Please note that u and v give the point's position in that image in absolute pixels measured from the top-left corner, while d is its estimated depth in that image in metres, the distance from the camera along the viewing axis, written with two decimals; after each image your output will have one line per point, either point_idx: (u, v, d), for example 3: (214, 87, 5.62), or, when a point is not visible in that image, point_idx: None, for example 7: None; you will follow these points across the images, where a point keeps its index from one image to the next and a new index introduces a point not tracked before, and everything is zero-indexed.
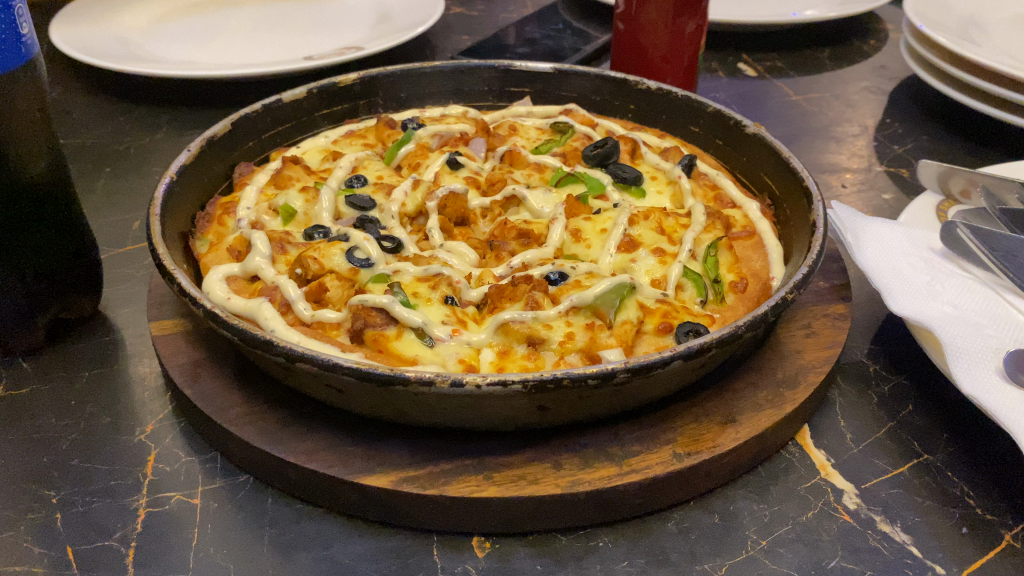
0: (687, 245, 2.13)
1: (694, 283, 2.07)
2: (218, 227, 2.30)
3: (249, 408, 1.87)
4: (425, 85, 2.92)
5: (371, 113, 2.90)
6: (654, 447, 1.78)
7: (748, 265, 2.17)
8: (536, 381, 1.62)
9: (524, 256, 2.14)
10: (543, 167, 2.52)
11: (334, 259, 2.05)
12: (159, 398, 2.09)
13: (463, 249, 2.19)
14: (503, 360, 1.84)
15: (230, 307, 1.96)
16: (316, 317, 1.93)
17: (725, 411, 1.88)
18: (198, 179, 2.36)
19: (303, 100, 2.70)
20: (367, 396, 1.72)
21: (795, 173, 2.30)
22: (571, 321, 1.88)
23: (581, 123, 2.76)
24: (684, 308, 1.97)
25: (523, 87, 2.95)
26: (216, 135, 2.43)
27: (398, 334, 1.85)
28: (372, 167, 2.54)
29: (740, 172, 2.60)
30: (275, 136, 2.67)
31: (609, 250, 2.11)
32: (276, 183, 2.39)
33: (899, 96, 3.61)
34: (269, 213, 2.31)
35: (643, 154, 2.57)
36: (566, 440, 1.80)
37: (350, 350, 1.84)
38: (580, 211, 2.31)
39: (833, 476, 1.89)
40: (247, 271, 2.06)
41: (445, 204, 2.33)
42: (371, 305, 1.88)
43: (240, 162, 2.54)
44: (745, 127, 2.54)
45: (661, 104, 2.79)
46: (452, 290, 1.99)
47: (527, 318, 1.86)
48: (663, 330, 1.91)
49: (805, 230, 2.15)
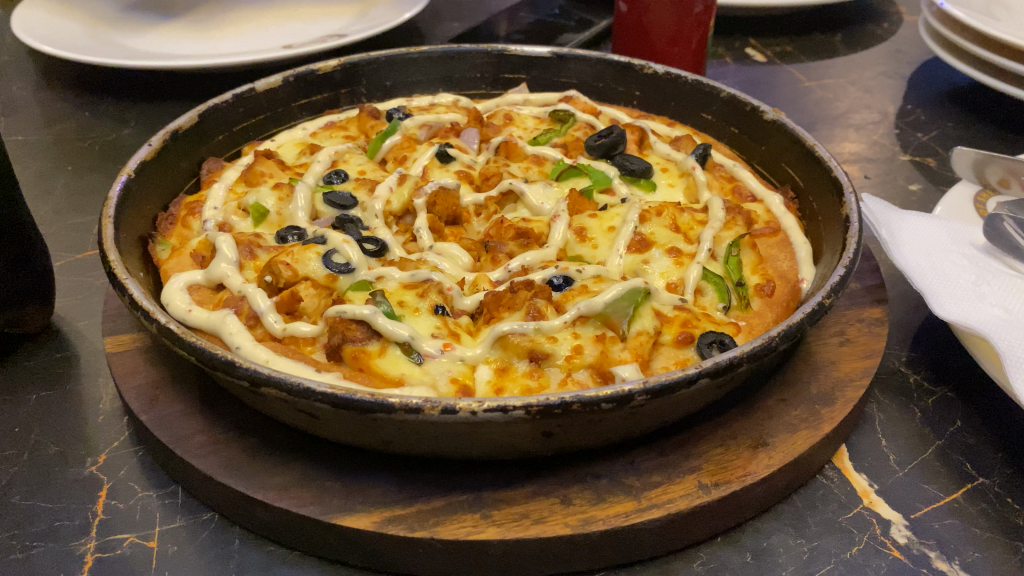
0: (705, 244, 1.90)
1: (716, 288, 1.83)
2: (181, 230, 2.06)
3: (214, 435, 1.64)
4: (412, 72, 2.69)
5: (354, 104, 2.67)
6: (676, 478, 1.55)
7: (774, 264, 1.94)
8: (541, 406, 1.39)
9: (523, 258, 1.90)
10: (542, 159, 2.29)
11: (308, 265, 1.82)
12: (117, 422, 1.85)
13: (456, 251, 1.96)
14: (501, 379, 1.61)
15: (191, 321, 1.72)
16: (289, 331, 1.70)
17: (756, 433, 1.65)
18: (161, 178, 2.13)
19: (278, 90, 2.47)
20: (345, 424, 1.49)
21: (823, 163, 2.08)
22: (578, 333, 1.65)
23: (583, 111, 2.51)
24: (706, 316, 1.75)
25: (519, 73, 2.72)
26: (181, 127, 2.19)
27: (381, 350, 1.62)
28: (354, 161, 2.30)
29: (758, 163, 2.37)
30: (247, 129, 2.43)
31: (618, 251, 1.89)
32: (247, 179, 2.15)
33: (919, 81, 3.38)
34: (238, 213, 2.07)
35: (653, 144, 2.33)
36: (576, 470, 1.57)
37: (327, 370, 1.61)
38: (585, 207, 2.09)
39: (878, 505, 1.66)
40: (211, 279, 1.83)
41: (434, 201, 2.10)
42: (350, 318, 1.64)
43: (209, 157, 2.31)
44: (763, 113, 2.32)
45: (669, 89, 2.56)
46: (443, 299, 1.77)
47: (529, 330, 1.63)
48: (683, 341, 1.68)
49: (837, 225, 1.93)
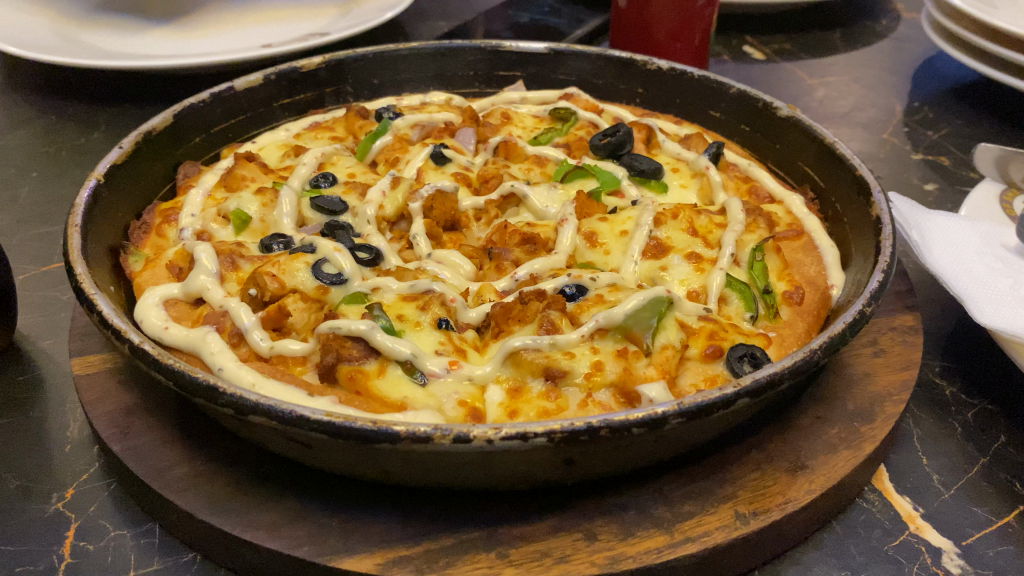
0: (728, 248, 1.76)
1: (742, 296, 1.69)
2: (156, 240, 1.89)
3: (195, 467, 1.47)
4: (402, 70, 2.54)
5: (339, 103, 2.51)
6: (710, 508, 1.41)
7: (801, 270, 1.80)
8: (566, 432, 1.24)
9: (532, 266, 1.75)
10: (544, 160, 2.15)
11: (296, 276, 1.66)
12: (86, 452, 1.67)
13: (456, 259, 1.81)
14: (514, 401, 1.46)
15: (168, 340, 1.56)
16: (276, 349, 1.54)
17: (792, 456, 1.51)
18: (133, 183, 1.96)
19: (259, 89, 2.31)
20: (343, 454, 1.33)
21: (846, 162, 1.96)
22: (597, 347, 1.50)
23: (584, 108, 2.36)
24: (733, 327, 1.61)
25: (514, 71, 2.58)
26: (155, 128, 2.03)
27: (380, 370, 1.47)
28: (343, 163, 2.14)
29: (772, 163, 2.24)
30: (226, 130, 2.27)
31: (632, 256, 1.76)
32: (227, 184, 1.99)
33: (924, 78, 3.26)
34: (218, 219, 1.90)
35: (662, 143, 2.19)
36: (599, 501, 1.42)
37: (320, 393, 1.45)
38: (594, 211, 1.95)
39: (925, 531, 1.52)
40: (189, 293, 1.66)
41: (431, 205, 1.94)
42: (344, 334, 1.49)
43: (185, 161, 2.14)
44: (777, 110, 2.20)
45: (674, 86, 2.43)
46: (447, 311, 1.61)
47: (543, 345, 1.48)
48: (711, 356, 1.54)
49: (866, 227, 1.80)
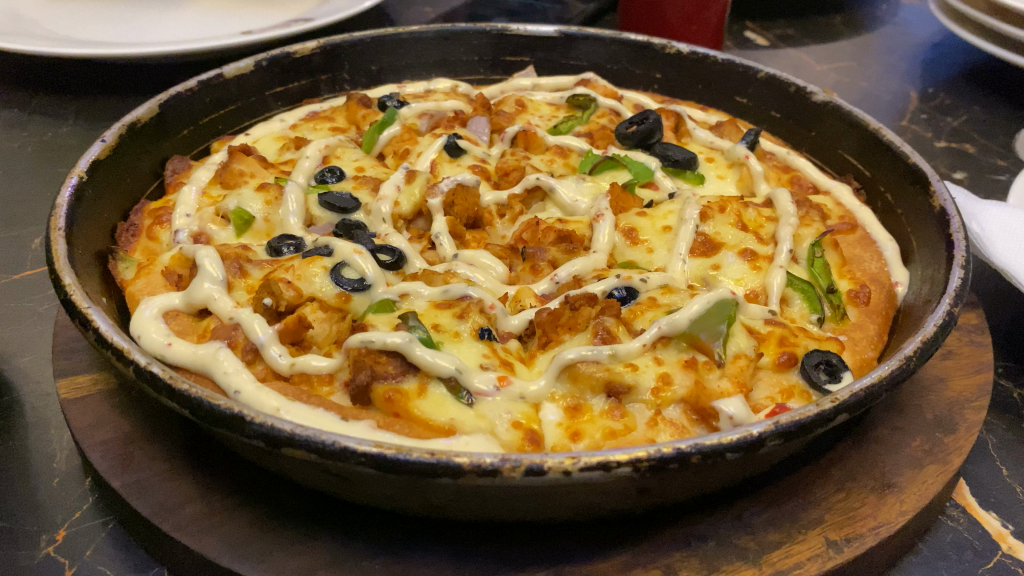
0: (785, 244, 1.61)
1: (805, 296, 1.54)
2: (147, 243, 1.70)
3: (210, 503, 1.28)
4: (402, 55, 2.36)
5: (335, 91, 2.32)
6: (797, 536, 1.26)
7: (861, 266, 1.66)
8: (653, 460, 1.08)
9: (572, 266, 1.59)
10: (567, 150, 1.98)
11: (313, 281, 1.49)
12: (77, 486, 1.47)
13: (487, 260, 1.64)
14: (574, 420, 1.29)
15: (172, 358, 1.37)
16: (298, 367, 1.36)
17: (876, 473, 1.37)
18: (118, 180, 1.76)
19: (249, 76, 2.12)
20: (390, 489, 1.15)
21: (896, 150, 1.83)
22: (660, 357, 1.34)
23: (603, 95, 2.20)
24: (802, 331, 1.47)
25: (521, 56, 2.41)
26: (140, 120, 1.83)
27: (420, 389, 1.29)
28: (348, 156, 1.95)
29: (807, 152, 2.11)
30: (216, 121, 2.08)
31: (680, 254, 1.60)
32: (223, 181, 1.79)
33: (934, 62, 3.15)
34: (216, 220, 1.70)
35: (692, 131, 2.04)
36: (673, 532, 1.26)
37: (354, 415, 1.27)
38: (629, 204, 1.79)
39: (1019, 550, 1.39)
40: (193, 304, 1.47)
41: (451, 200, 1.77)
42: (378, 349, 1.32)
43: (173, 155, 1.94)
44: (812, 95, 2.07)
45: (696, 71, 2.28)
46: (487, 319, 1.44)
47: (602, 357, 1.32)
48: (785, 364, 1.39)
49: (927, 220, 1.67)
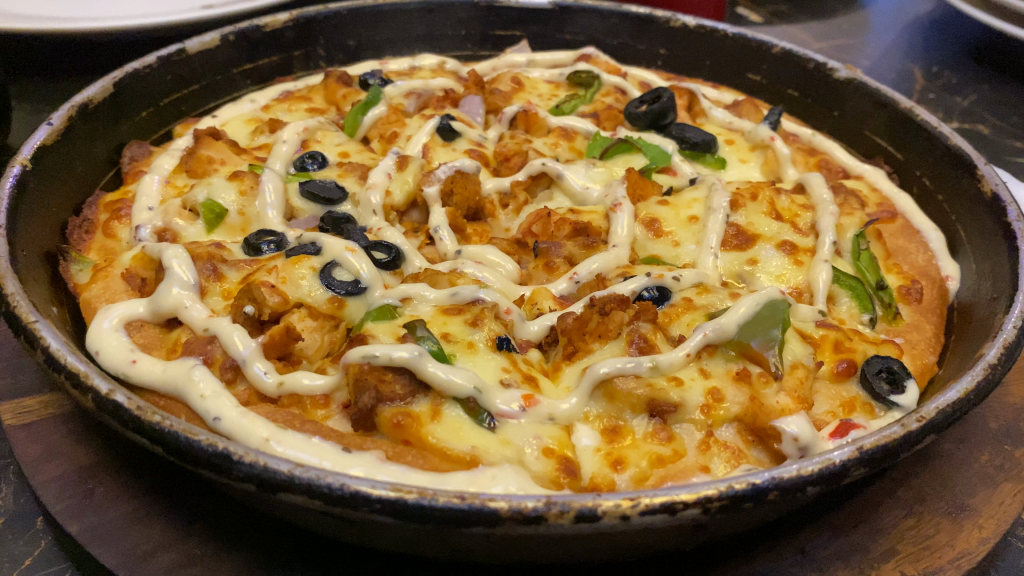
0: (828, 235, 1.45)
1: (853, 294, 1.39)
2: (104, 241, 1.49)
3: (185, 550, 1.08)
4: (383, 29, 2.15)
5: (310, 69, 2.11)
6: (869, 571, 1.10)
7: (907, 259, 1.51)
8: (726, 500, 0.92)
9: (593, 263, 1.41)
10: (571, 132, 1.80)
11: (300, 285, 1.29)
12: (27, 526, 1.26)
13: (495, 257, 1.45)
14: (613, 445, 1.11)
15: (138, 379, 1.17)
16: (287, 387, 1.17)
17: (947, 494, 1.22)
18: (69, 168, 1.54)
19: (215, 51, 1.91)
20: (406, 537, 0.97)
21: (932, 130, 1.68)
22: (707, 369, 1.17)
23: (606, 71, 2.03)
24: (856, 335, 1.31)
25: (513, 29, 2.22)
26: (92, 100, 1.61)
27: (433, 412, 1.11)
28: (330, 140, 1.74)
29: (827, 133, 1.95)
30: (178, 102, 1.86)
31: (711, 248, 1.43)
32: (190, 169, 1.58)
33: (936, 38, 3.01)
34: (183, 213, 1.49)
35: (708, 111, 1.88)
36: (730, 570, 1.10)
37: (359, 444, 1.08)
38: (648, 191, 1.61)
39: None
40: (160, 313, 1.27)
41: (450, 189, 1.58)
42: (383, 365, 1.12)
43: (131, 140, 1.72)
44: (834, 72, 1.91)
45: (704, 46, 2.11)
46: (503, 326, 1.26)
47: (643, 370, 1.14)
48: (842, 373, 1.23)
49: (977, 206, 1.52)
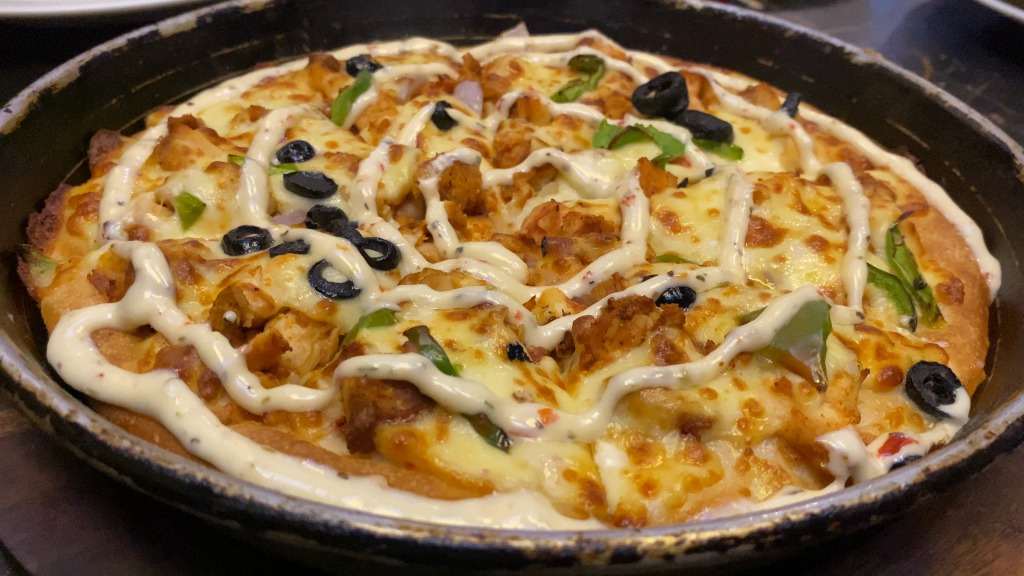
0: (861, 231, 1.34)
1: (891, 294, 1.28)
2: (69, 240, 1.36)
3: None
4: (371, 11, 2.02)
5: (293, 54, 1.98)
6: None
7: (944, 255, 1.40)
8: (782, 533, 0.80)
9: (608, 261, 1.29)
10: (576, 120, 1.68)
11: (287, 287, 1.17)
12: None
13: (500, 255, 1.33)
14: (642, 466, 1.00)
15: (106, 395, 1.04)
16: (273, 403, 1.04)
17: (1003, 513, 1.11)
18: (30, 159, 1.40)
19: (191, 34, 1.77)
20: None
21: (962, 117, 1.57)
22: (742, 379, 1.05)
23: (610, 56, 1.91)
24: (898, 339, 1.20)
25: (509, 13, 2.10)
26: (56, 85, 1.47)
27: (439, 431, 0.99)
28: (317, 129, 1.61)
29: (845, 122, 1.84)
30: (152, 89, 1.72)
31: (735, 244, 1.32)
32: (164, 160, 1.45)
33: (942, 25, 2.91)
34: (156, 209, 1.35)
35: (721, 98, 1.76)
36: None
37: (358, 467, 0.95)
38: (662, 183, 1.49)
39: None
40: (131, 320, 1.14)
41: (449, 181, 1.46)
42: (382, 378, 1.00)
43: (100, 129, 1.59)
44: (852, 56, 1.80)
45: (712, 30, 2.00)
46: (514, 332, 1.13)
47: (672, 382, 1.03)
48: (887, 382, 1.12)
49: (1016, 198, 1.41)
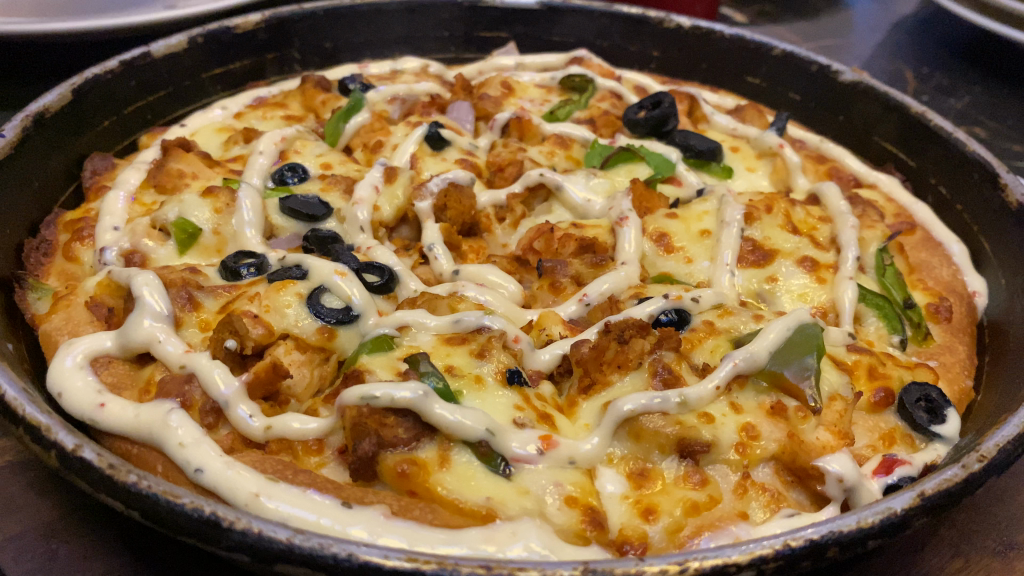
0: (851, 251, 1.37)
1: (881, 314, 1.30)
2: (65, 265, 1.36)
3: None
4: (362, 30, 2.03)
5: (284, 73, 1.98)
6: None
7: (932, 274, 1.43)
8: (783, 560, 0.81)
9: (604, 283, 1.31)
10: (568, 140, 1.69)
11: (286, 314, 1.17)
12: None
13: (496, 278, 1.34)
14: (642, 491, 1.01)
15: (107, 425, 1.04)
16: (274, 432, 1.05)
17: (993, 531, 1.13)
18: (24, 183, 1.40)
19: (182, 55, 1.77)
20: None
21: (947, 136, 1.59)
22: (738, 403, 1.07)
23: (600, 75, 1.93)
24: (890, 359, 1.22)
25: (498, 31, 2.11)
26: (48, 108, 1.47)
27: (441, 459, 1.00)
28: (310, 150, 1.61)
29: (833, 139, 1.86)
30: (144, 110, 1.72)
31: (728, 265, 1.33)
32: (158, 184, 1.45)
33: (924, 37, 2.95)
34: (152, 233, 1.36)
35: (710, 117, 1.79)
36: None
37: (363, 496, 0.96)
38: (654, 203, 1.51)
39: None
40: (130, 348, 1.14)
41: (443, 203, 1.47)
42: (384, 407, 1.01)
43: (93, 151, 1.59)
44: (839, 75, 1.82)
45: (700, 48, 2.02)
46: (513, 356, 1.15)
47: (670, 407, 1.04)
48: (880, 403, 1.14)
49: (1001, 217, 1.44)
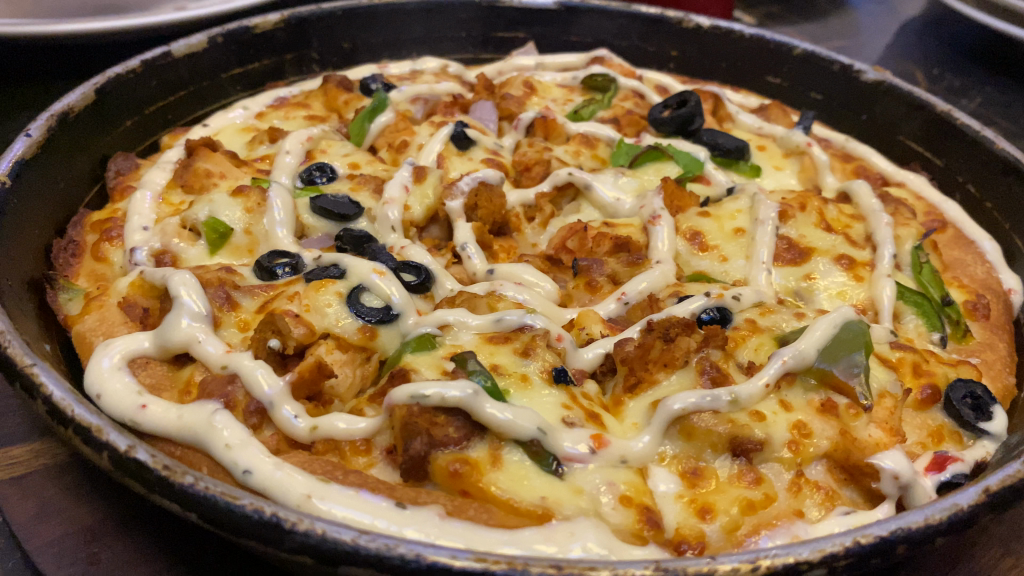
0: (887, 249, 1.36)
1: (920, 311, 1.30)
2: (94, 266, 1.34)
3: None
4: (380, 30, 2.02)
5: (303, 73, 1.97)
6: None
7: (966, 272, 1.43)
8: (854, 558, 0.80)
9: (642, 282, 1.30)
10: (594, 139, 1.69)
11: (326, 313, 1.16)
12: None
13: (532, 277, 1.33)
14: (697, 490, 1.00)
15: (150, 427, 1.02)
16: (320, 432, 1.03)
17: None
18: (50, 184, 1.38)
19: (202, 54, 1.76)
20: None
21: (974, 134, 1.59)
22: (788, 401, 1.06)
23: (621, 75, 1.93)
24: (933, 357, 1.21)
25: (516, 31, 2.11)
26: (72, 107, 1.45)
27: (493, 458, 0.98)
28: (336, 150, 1.60)
29: (856, 138, 1.86)
30: (165, 110, 1.71)
31: (765, 263, 1.32)
32: (186, 184, 1.43)
33: (932, 38, 2.96)
34: (183, 233, 1.34)
35: (735, 116, 1.79)
36: None
37: (416, 496, 0.95)
38: (685, 202, 1.50)
39: None
40: (168, 348, 1.12)
41: (474, 203, 1.46)
42: (434, 406, 1.00)
43: (116, 151, 1.57)
44: (861, 74, 1.82)
45: (720, 48, 2.02)
46: (557, 355, 1.14)
47: (721, 405, 1.03)
48: (926, 400, 1.14)
49: None
